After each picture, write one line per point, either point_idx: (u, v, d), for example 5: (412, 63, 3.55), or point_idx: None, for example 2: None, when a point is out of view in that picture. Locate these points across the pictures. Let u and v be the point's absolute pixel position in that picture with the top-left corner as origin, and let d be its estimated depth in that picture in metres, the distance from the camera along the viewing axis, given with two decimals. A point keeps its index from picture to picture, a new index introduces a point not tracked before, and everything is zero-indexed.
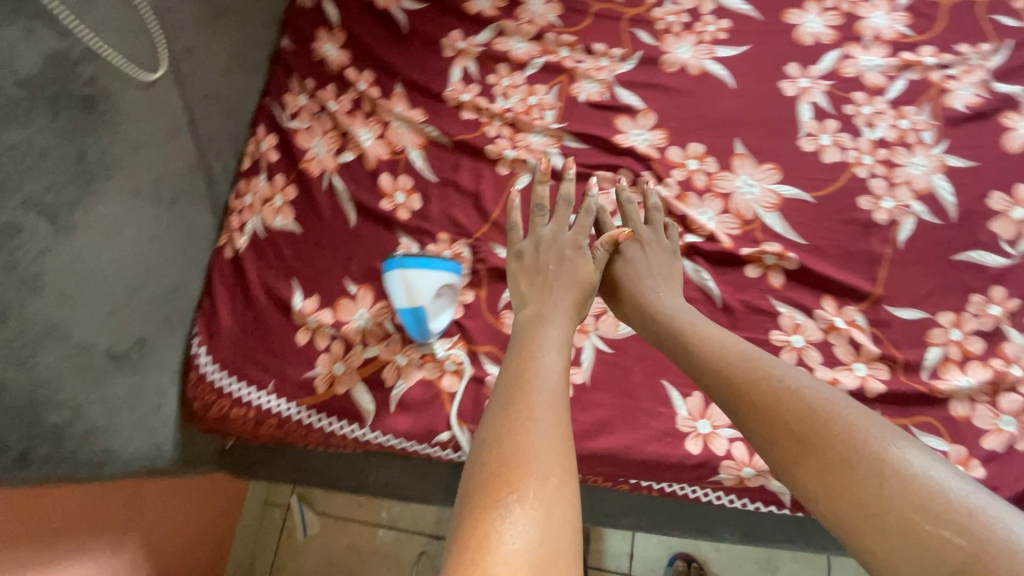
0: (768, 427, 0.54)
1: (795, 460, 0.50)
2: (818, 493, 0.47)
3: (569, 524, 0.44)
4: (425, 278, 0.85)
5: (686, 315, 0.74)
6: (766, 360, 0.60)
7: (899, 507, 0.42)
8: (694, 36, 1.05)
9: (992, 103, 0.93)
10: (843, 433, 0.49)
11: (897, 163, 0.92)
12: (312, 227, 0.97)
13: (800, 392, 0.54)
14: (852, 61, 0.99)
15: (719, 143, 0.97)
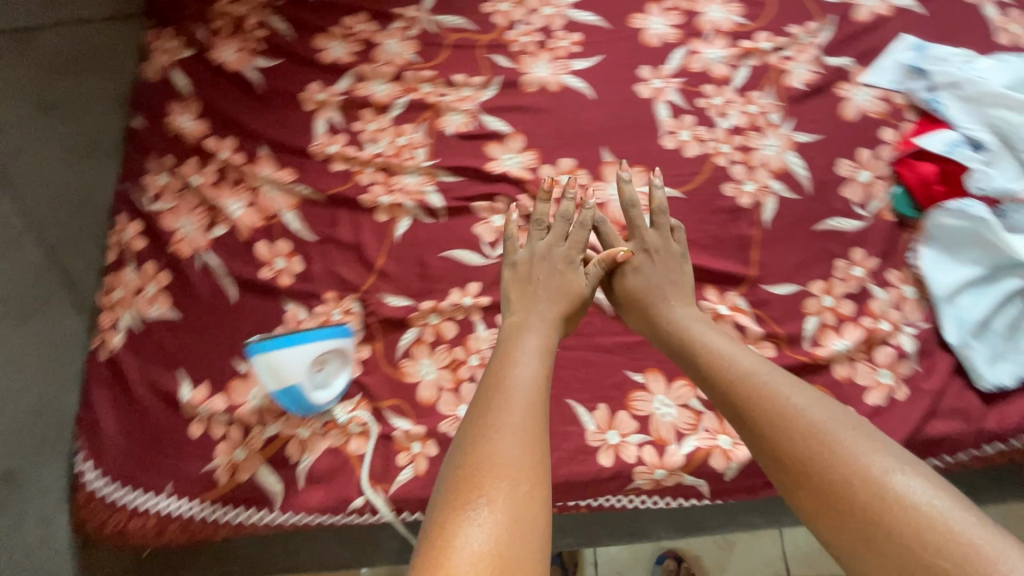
0: (776, 441, 0.61)
1: (794, 472, 0.58)
2: (817, 505, 0.55)
3: (536, 530, 0.53)
4: (296, 356, 0.80)
5: (697, 330, 0.77)
6: (774, 376, 0.66)
7: (896, 529, 0.49)
8: (548, 54, 1.07)
9: (826, 77, 0.99)
10: (856, 456, 0.56)
11: (752, 147, 0.96)
12: (191, 311, 0.92)
13: (814, 415, 0.60)
14: (698, 56, 1.03)
15: (587, 155, 0.99)
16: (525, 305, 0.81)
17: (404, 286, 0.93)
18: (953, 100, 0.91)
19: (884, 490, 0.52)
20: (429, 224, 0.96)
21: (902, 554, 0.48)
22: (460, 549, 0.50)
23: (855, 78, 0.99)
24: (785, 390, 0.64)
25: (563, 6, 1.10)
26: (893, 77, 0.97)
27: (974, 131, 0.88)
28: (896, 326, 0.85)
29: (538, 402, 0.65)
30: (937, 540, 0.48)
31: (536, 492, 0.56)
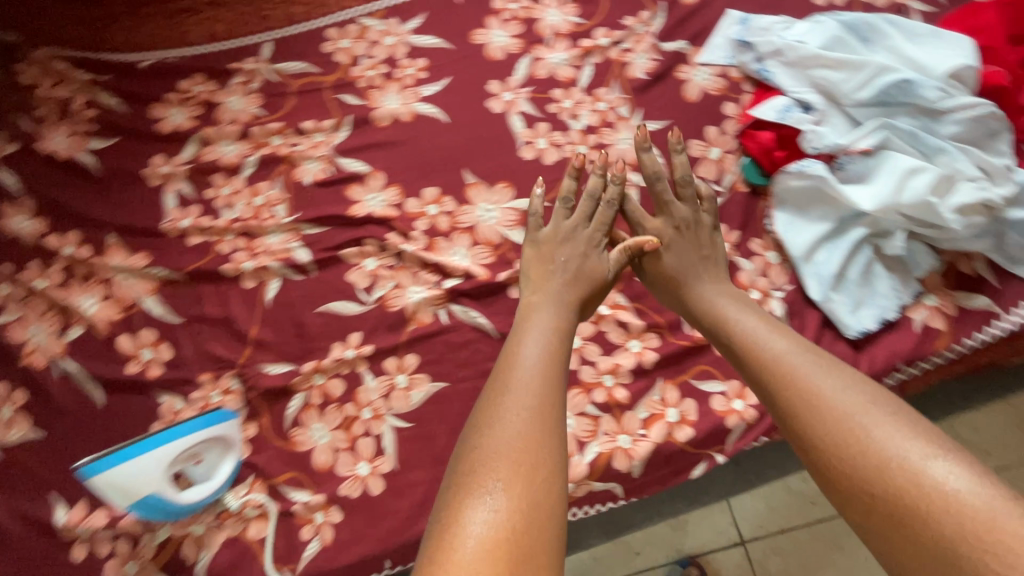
0: (812, 421, 0.62)
1: (828, 451, 0.59)
2: (848, 486, 0.57)
3: (545, 515, 0.56)
4: (140, 466, 0.73)
5: (730, 311, 0.77)
6: (806, 359, 0.67)
7: (933, 513, 0.51)
8: (396, 84, 1.05)
9: (665, 63, 1.01)
10: (898, 439, 0.56)
11: (607, 144, 0.97)
12: (55, 425, 0.85)
13: (852, 399, 0.61)
14: (542, 62, 1.04)
15: (450, 180, 0.98)
16: (534, 294, 0.81)
17: (283, 352, 0.89)
18: (779, 68, 0.94)
19: (920, 474, 0.53)
20: (300, 281, 0.93)
21: (936, 540, 0.50)
22: (467, 535, 0.53)
23: (692, 59, 1.01)
24: (817, 374, 0.65)
25: (403, 34, 1.09)
26: (726, 53, 1.00)
27: (800, 94, 0.92)
28: (766, 293, 0.87)
29: (554, 395, 0.66)
30: (973, 527, 0.48)
31: (552, 480, 0.58)
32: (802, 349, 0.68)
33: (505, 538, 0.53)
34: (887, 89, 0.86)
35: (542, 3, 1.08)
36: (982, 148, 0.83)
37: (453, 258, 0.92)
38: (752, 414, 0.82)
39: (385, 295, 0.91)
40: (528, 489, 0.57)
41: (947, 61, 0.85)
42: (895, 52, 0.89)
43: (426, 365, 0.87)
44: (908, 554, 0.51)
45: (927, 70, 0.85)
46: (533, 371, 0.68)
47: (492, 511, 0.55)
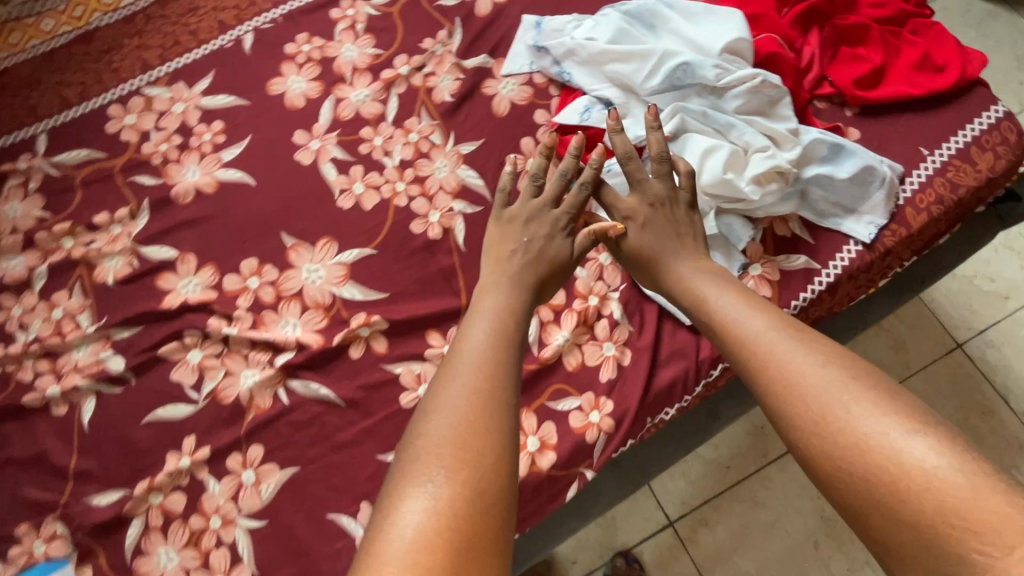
0: (788, 398, 0.59)
1: (804, 427, 0.56)
2: (826, 462, 0.54)
3: (491, 504, 0.51)
4: None
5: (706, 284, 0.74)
6: (781, 333, 0.64)
7: (912, 493, 0.48)
8: (194, 154, 0.97)
9: (470, 81, 0.98)
10: (877, 417, 0.53)
11: (425, 176, 0.93)
12: None
13: (828, 376, 0.58)
14: (345, 102, 0.99)
15: (268, 247, 0.91)
16: (490, 280, 0.76)
17: (111, 477, 0.80)
18: (576, 68, 0.93)
19: (897, 452, 0.50)
20: (119, 394, 0.84)
21: (915, 519, 0.47)
22: (403, 525, 0.48)
23: (497, 72, 0.99)
24: (791, 351, 0.61)
25: (193, 98, 1.01)
26: (527, 61, 0.98)
27: (600, 92, 0.91)
28: (604, 296, 0.85)
29: (508, 379, 0.61)
30: (952, 507, 0.45)
31: (500, 461, 0.54)
32: (775, 324, 0.65)
33: (443, 531, 0.48)
34: (674, 74, 0.86)
35: (336, 39, 1.03)
36: (768, 116, 0.85)
37: (284, 331, 0.86)
38: (609, 424, 0.80)
39: (216, 388, 0.84)
40: (473, 477, 0.52)
41: (722, 38, 0.86)
42: (678, 36, 0.90)
43: (272, 453, 0.81)
44: (888, 534, 0.48)
45: (706, 50, 0.87)
46: (489, 359, 0.62)
47: (428, 501, 0.50)
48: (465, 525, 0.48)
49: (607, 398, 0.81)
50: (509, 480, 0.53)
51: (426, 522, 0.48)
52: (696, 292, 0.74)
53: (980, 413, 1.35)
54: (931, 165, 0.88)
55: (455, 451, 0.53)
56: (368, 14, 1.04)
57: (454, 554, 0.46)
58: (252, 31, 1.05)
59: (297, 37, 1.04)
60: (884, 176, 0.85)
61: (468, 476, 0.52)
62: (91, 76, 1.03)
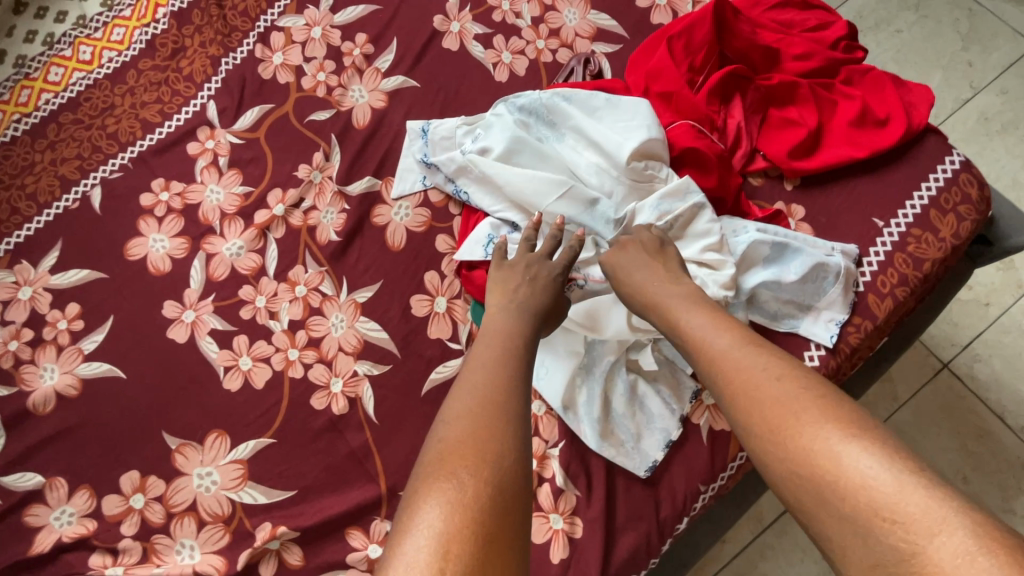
0: (733, 403, 0.54)
1: (750, 431, 0.52)
2: (771, 461, 0.50)
3: (519, 501, 0.46)
4: None
5: (670, 284, 0.67)
6: (731, 338, 0.58)
7: (847, 497, 0.44)
8: (50, 348, 0.83)
9: (356, 212, 0.85)
10: (816, 419, 0.48)
11: (319, 337, 0.81)
12: None
13: (771, 379, 0.53)
14: (217, 258, 0.85)
15: (149, 453, 0.78)
16: (493, 302, 0.67)
17: None
18: (471, 185, 0.80)
19: (831, 453, 0.46)
20: None
21: (850, 515, 0.43)
22: (416, 547, 0.41)
23: (386, 195, 0.86)
24: (734, 353, 0.57)
25: (41, 278, 0.86)
26: (418, 177, 0.85)
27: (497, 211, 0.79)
28: (543, 455, 0.74)
29: (521, 386, 0.55)
30: (882, 504, 0.42)
31: (518, 459, 0.48)
32: (733, 330, 0.59)
33: (458, 549, 0.40)
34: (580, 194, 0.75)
35: (198, 181, 0.89)
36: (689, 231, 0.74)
37: (180, 557, 0.74)
38: None
39: None
40: (495, 472, 0.46)
41: (632, 144, 0.74)
42: (582, 137, 0.78)
43: None
44: (827, 530, 0.44)
45: (615, 158, 0.75)
46: (500, 371, 0.56)
47: (452, 499, 0.44)
48: (489, 523, 0.43)
49: None
50: (531, 475, 0.48)
51: (439, 541, 0.41)
52: (655, 302, 0.66)
53: (977, 436, 1.27)
54: (889, 239, 0.77)
55: (468, 452, 0.47)
56: (230, 144, 0.90)
57: (482, 564, 0.40)
58: (100, 183, 0.90)
59: (153, 184, 0.90)
60: (837, 269, 0.74)
61: (487, 473, 0.46)
62: None
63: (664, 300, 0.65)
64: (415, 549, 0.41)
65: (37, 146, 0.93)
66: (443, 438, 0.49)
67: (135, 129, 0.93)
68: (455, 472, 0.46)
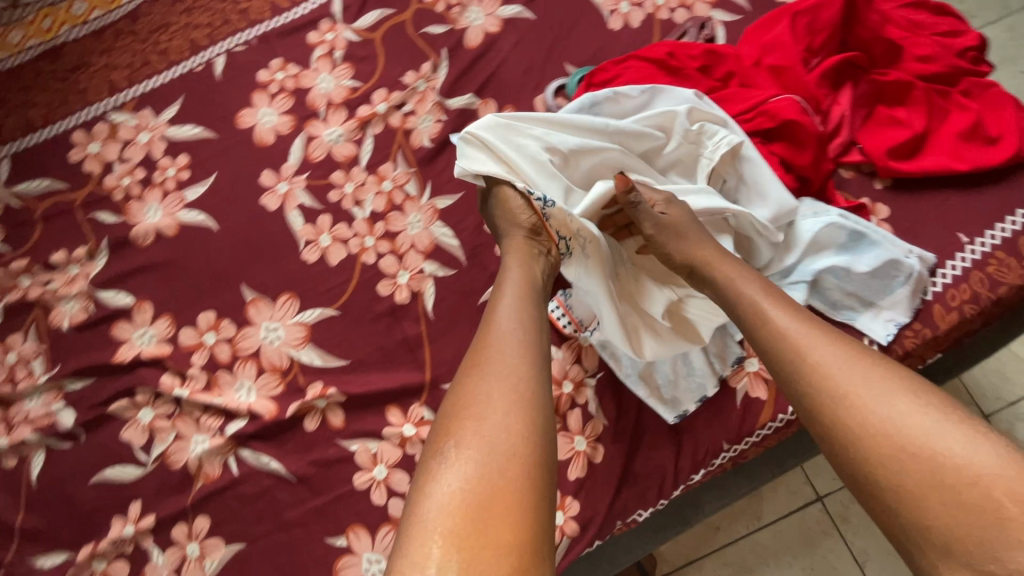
0: (825, 390, 0.54)
1: (849, 419, 0.52)
2: (872, 453, 0.50)
3: (539, 464, 0.50)
4: None
5: (746, 275, 0.66)
6: (811, 322, 0.59)
7: (974, 492, 0.45)
8: (157, 190, 0.92)
9: (452, 124, 0.89)
10: (935, 414, 0.49)
11: (396, 231, 0.86)
12: None
13: (864, 365, 0.54)
14: (317, 141, 0.91)
15: (226, 299, 0.86)
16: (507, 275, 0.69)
17: (54, 537, 0.78)
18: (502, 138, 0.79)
19: (946, 443, 0.47)
20: (68, 450, 0.81)
21: (972, 505, 0.45)
22: (432, 504, 0.46)
23: (482, 115, 0.90)
24: (819, 338, 0.57)
25: (159, 127, 0.95)
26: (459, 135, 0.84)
27: (498, 176, 0.74)
28: (579, 383, 0.79)
29: (534, 352, 0.58)
30: (1007, 490, 0.44)
31: (518, 434, 0.51)
32: (822, 326, 0.59)
33: (464, 511, 0.46)
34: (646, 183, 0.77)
35: (312, 68, 0.95)
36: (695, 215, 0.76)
37: (237, 394, 0.82)
38: (573, 528, 0.73)
39: (166, 451, 0.80)
40: (481, 438, 0.50)
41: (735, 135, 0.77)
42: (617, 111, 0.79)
43: (220, 526, 0.78)
44: (937, 516, 0.46)
45: (704, 131, 0.77)
46: (506, 337, 0.59)
47: (461, 468, 0.48)
48: (507, 481, 0.48)
49: (574, 499, 0.74)
50: (538, 450, 0.51)
51: (449, 502, 0.46)
52: (734, 285, 0.65)
53: None
54: (970, 257, 0.76)
55: (473, 423, 0.51)
56: (348, 40, 0.95)
57: (484, 531, 0.45)
58: (225, 53, 0.97)
59: (271, 63, 0.96)
60: (910, 271, 0.74)
61: (499, 442, 0.50)
62: (57, 97, 0.98)
63: (742, 287, 0.64)
64: (429, 509, 0.46)
65: (176, 9, 1.00)
66: (460, 405, 0.54)
67: (264, 10, 0.99)
68: (463, 444, 0.50)
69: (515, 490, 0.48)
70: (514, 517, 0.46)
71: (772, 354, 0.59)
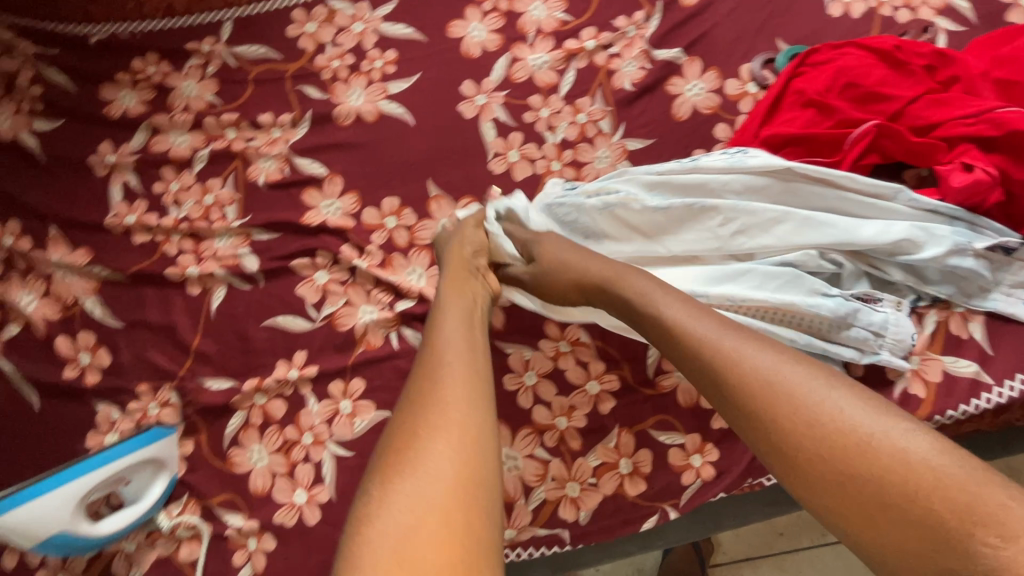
0: (761, 408, 0.49)
1: (786, 442, 0.47)
2: (823, 484, 0.45)
3: (478, 479, 0.49)
4: (40, 513, 0.69)
5: (667, 295, 0.62)
6: (734, 336, 0.55)
7: (920, 501, 0.41)
8: (363, 77, 0.97)
9: (655, 73, 0.92)
10: (865, 415, 0.46)
11: (583, 162, 0.90)
12: (12, 419, 0.83)
13: (794, 376, 0.50)
14: (521, 63, 0.95)
15: (412, 190, 0.91)
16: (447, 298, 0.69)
17: (224, 365, 0.85)
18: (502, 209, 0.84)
19: (887, 448, 0.43)
20: (248, 291, 0.88)
21: (929, 522, 0.40)
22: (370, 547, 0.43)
23: (686, 70, 0.92)
24: (748, 349, 0.53)
25: (374, 21, 1.00)
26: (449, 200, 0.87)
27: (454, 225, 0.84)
28: None
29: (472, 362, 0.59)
30: (956, 499, 0.40)
31: (443, 471, 0.48)
32: (747, 336, 0.55)
33: (396, 554, 0.43)
34: (744, 227, 0.78)
35: None
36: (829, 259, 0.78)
37: (409, 278, 0.87)
38: (709, 472, 0.77)
39: (335, 313, 0.86)
40: (409, 472, 0.48)
41: (851, 182, 0.78)
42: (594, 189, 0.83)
43: (373, 392, 0.83)
44: (890, 538, 0.41)
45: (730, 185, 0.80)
46: (437, 358, 0.58)
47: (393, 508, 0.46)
48: (443, 515, 0.45)
49: (714, 446, 0.78)
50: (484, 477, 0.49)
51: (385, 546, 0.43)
52: (645, 299, 0.63)
53: None
54: None
55: (408, 450, 0.50)
56: None
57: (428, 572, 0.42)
58: None
59: None
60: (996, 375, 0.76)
61: (425, 467, 0.48)
62: None
63: (658, 302, 0.62)
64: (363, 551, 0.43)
65: None
66: (398, 430, 0.52)
67: None
68: (396, 480, 0.48)
69: (453, 518, 0.45)
70: (451, 551, 0.43)
71: (701, 380, 0.56)
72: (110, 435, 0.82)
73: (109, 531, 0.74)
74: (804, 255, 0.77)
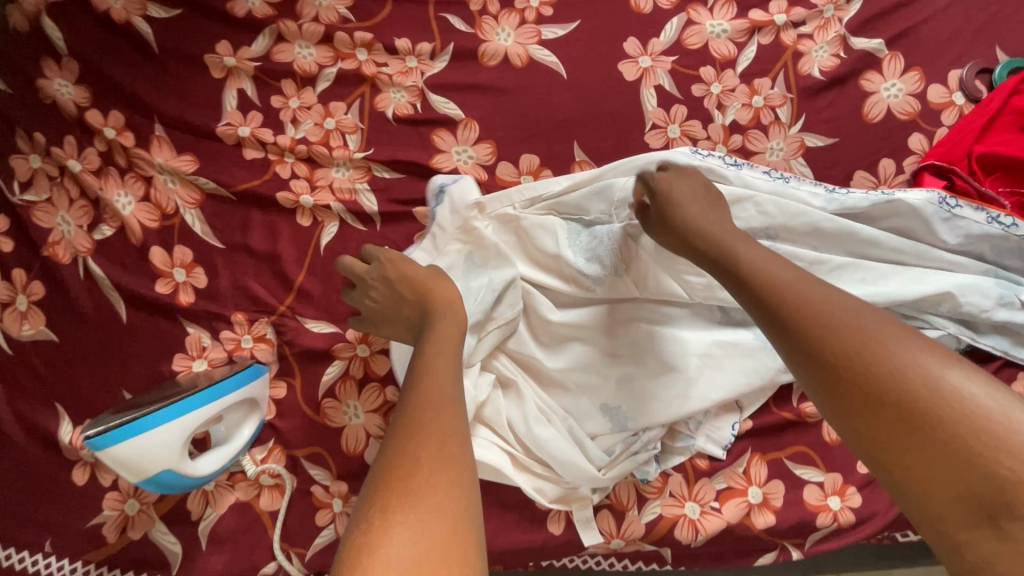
0: (826, 347, 0.46)
1: (843, 373, 0.44)
2: (859, 416, 0.43)
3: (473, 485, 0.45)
4: (154, 447, 0.60)
5: (732, 232, 0.61)
6: (808, 280, 0.51)
7: (966, 434, 0.38)
8: (516, 15, 0.86)
9: (850, 64, 0.80)
10: (923, 353, 0.43)
11: (752, 151, 0.80)
12: (96, 326, 0.77)
13: (866, 320, 0.46)
14: (697, 28, 0.84)
15: (555, 151, 0.82)
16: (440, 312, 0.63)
17: (327, 308, 0.78)
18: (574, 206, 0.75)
19: (931, 387, 0.40)
20: (362, 232, 0.80)
21: (967, 466, 0.37)
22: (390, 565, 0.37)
23: (886, 66, 0.81)
24: (803, 284, 0.51)
25: None
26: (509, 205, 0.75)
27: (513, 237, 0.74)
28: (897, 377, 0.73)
29: (452, 359, 0.56)
30: (1000, 438, 0.37)
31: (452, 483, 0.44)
32: (799, 272, 0.53)
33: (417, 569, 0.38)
34: (903, 256, 0.72)
35: None
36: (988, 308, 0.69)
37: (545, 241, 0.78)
38: (848, 518, 0.69)
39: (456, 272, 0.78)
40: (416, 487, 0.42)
41: (939, 240, 0.71)
42: (817, 188, 0.73)
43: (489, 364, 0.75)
44: (936, 480, 0.38)
45: (898, 207, 0.71)
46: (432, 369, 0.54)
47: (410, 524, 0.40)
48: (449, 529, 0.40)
49: (856, 492, 0.70)
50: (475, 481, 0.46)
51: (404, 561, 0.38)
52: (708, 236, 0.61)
53: None
54: None
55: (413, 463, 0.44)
56: None
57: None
58: None
59: None
60: None
61: (431, 465, 0.44)
62: None
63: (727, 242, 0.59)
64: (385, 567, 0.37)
65: None
66: (406, 424, 0.48)
67: None
68: (401, 499, 0.42)
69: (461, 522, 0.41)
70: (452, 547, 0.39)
71: (767, 321, 0.51)
72: (199, 362, 0.76)
73: (214, 471, 0.66)
74: (943, 294, 0.69)
